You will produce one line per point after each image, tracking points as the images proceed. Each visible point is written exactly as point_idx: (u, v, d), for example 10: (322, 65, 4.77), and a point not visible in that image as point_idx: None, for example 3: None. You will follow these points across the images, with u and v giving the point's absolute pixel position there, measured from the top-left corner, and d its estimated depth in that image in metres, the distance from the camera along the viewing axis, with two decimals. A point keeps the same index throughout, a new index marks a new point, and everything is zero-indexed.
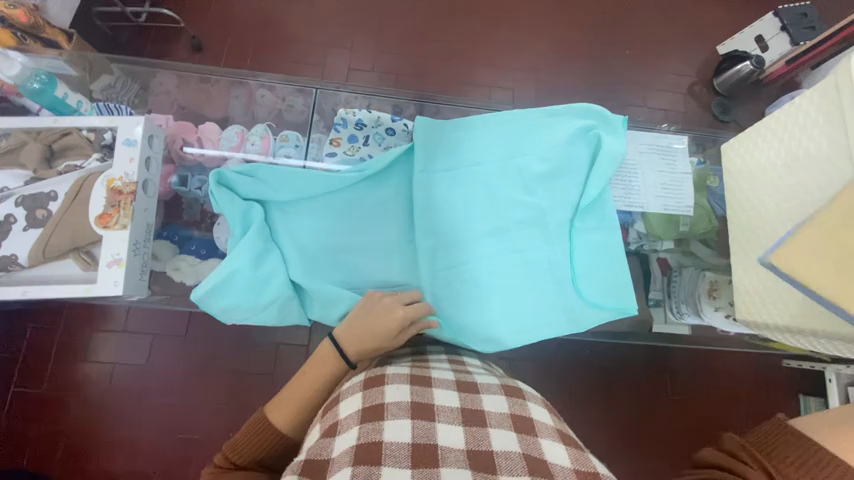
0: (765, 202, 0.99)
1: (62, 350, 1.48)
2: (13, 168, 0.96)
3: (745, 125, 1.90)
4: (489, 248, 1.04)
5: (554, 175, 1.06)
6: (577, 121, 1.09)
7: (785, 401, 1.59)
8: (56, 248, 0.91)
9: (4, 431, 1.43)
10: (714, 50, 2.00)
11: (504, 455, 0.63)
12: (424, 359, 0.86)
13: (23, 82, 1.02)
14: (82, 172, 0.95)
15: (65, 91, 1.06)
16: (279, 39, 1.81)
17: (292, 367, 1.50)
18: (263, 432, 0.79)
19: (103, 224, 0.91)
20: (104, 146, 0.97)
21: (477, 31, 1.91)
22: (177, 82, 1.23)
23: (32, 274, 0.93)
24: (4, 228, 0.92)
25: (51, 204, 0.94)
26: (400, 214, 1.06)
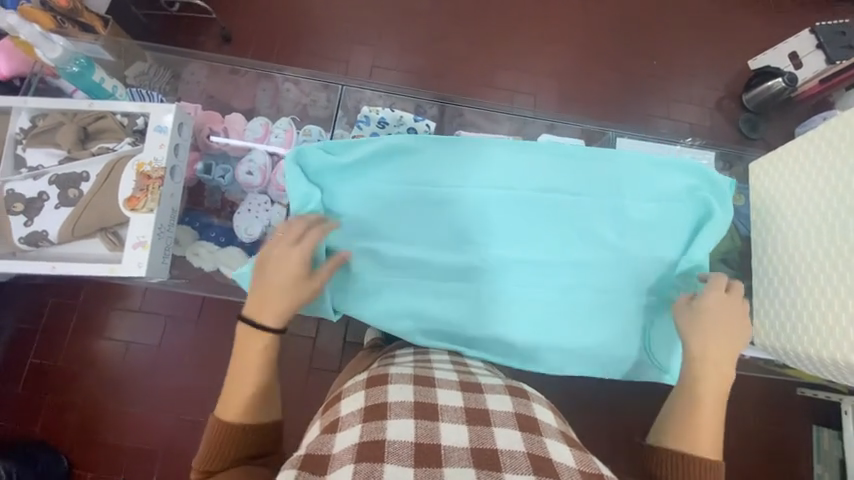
0: (795, 226, 0.96)
1: (80, 326, 1.53)
2: (49, 147, 1.00)
3: (772, 144, 1.86)
4: (522, 263, 1.03)
5: (646, 225, 1.06)
6: (687, 178, 1.07)
7: (796, 429, 1.55)
8: (85, 227, 0.95)
9: (19, 400, 1.48)
10: (744, 65, 1.96)
11: (508, 453, 0.62)
12: (427, 359, 0.87)
13: (62, 65, 1.02)
14: (114, 155, 0.99)
15: (102, 76, 1.09)
16: (306, 33, 1.83)
17: (298, 357, 1.53)
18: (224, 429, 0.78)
19: (131, 207, 0.94)
20: (136, 131, 1.00)
21: (503, 35, 1.91)
22: (207, 72, 1.25)
23: (60, 251, 0.96)
24: (37, 205, 0.96)
25: (83, 184, 0.98)
26: (462, 231, 1.03)
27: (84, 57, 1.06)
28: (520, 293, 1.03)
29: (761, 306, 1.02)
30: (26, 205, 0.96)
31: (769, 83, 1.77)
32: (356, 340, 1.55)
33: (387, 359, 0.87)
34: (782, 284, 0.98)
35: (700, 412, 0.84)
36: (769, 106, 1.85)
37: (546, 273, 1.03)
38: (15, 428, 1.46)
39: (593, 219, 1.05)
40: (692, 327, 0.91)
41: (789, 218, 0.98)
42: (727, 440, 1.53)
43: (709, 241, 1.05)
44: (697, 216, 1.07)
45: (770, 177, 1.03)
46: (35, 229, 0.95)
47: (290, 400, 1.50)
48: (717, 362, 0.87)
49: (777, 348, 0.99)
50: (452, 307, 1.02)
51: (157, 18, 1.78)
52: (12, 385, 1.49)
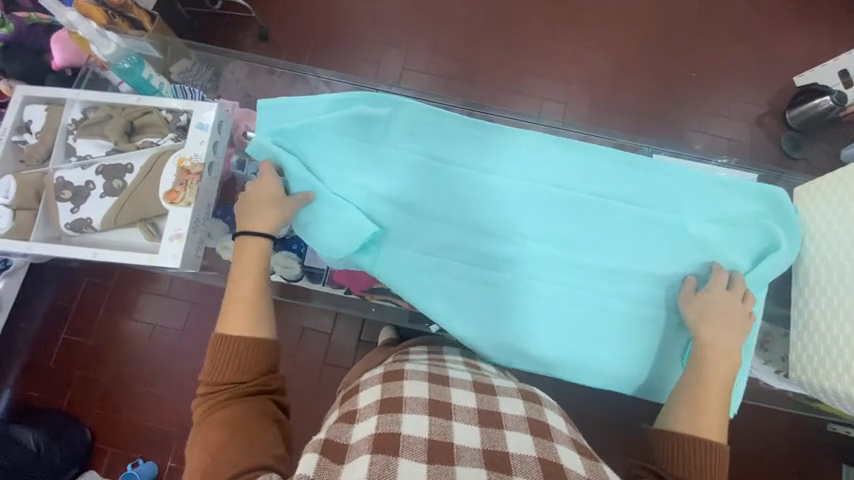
0: (838, 259, 0.92)
1: (110, 306, 1.60)
2: (98, 139, 1.05)
3: (816, 165, 1.78)
4: (544, 269, 1.03)
5: (698, 241, 1.02)
6: (755, 205, 1.03)
7: (825, 467, 1.47)
8: (127, 217, 0.99)
9: (51, 372, 1.55)
10: (790, 82, 1.87)
11: (518, 457, 0.61)
12: (441, 358, 0.86)
13: (115, 61, 1.07)
14: (157, 149, 1.02)
15: (150, 73, 1.14)
16: (339, 33, 1.86)
17: (313, 352, 1.55)
18: (223, 352, 0.77)
19: (171, 200, 0.98)
20: (178, 127, 1.05)
21: (536, 41, 1.89)
22: (247, 71, 1.29)
23: (103, 239, 1.02)
24: (84, 193, 1.01)
25: (127, 176, 1.02)
26: (490, 224, 1.03)
27: (135, 54, 1.10)
28: (540, 299, 1.03)
29: (800, 339, 0.98)
30: (74, 192, 1.01)
31: (815, 101, 1.70)
32: (371, 340, 1.56)
33: (402, 356, 0.87)
34: (824, 315, 0.93)
35: (704, 373, 0.84)
36: (814, 125, 1.77)
37: (570, 281, 1.03)
38: (45, 398, 1.53)
39: (626, 230, 1.03)
40: (702, 313, 0.91)
41: (834, 250, 0.94)
42: (747, 471, 1.46)
43: (771, 271, 0.99)
44: (762, 246, 1.01)
45: (819, 206, 0.99)
46: (81, 216, 1.00)
47: (303, 393, 1.52)
48: (726, 350, 0.86)
49: (814, 383, 0.94)
50: (469, 306, 1.02)
51: (200, 15, 1.85)
52: (45, 358, 1.57)
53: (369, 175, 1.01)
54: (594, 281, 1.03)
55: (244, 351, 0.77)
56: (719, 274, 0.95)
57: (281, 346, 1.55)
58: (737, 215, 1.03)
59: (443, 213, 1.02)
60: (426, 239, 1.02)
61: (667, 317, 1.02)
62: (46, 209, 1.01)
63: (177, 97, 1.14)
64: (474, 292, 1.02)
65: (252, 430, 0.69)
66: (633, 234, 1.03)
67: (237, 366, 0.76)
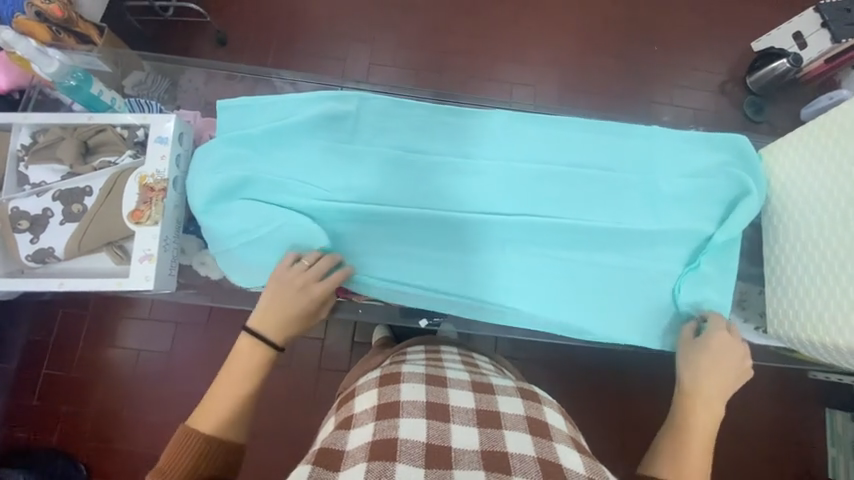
0: (806, 213, 0.96)
1: (90, 334, 1.54)
2: (52, 163, 0.99)
3: (778, 127, 1.84)
4: (527, 247, 1.03)
5: (670, 196, 1.05)
6: (718, 155, 1.07)
7: (809, 414, 1.54)
8: (92, 243, 0.95)
9: (34, 410, 1.49)
10: (748, 47, 1.92)
11: (518, 456, 0.63)
12: (438, 357, 0.87)
13: (60, 79, 1.02)
14: (116, 168, 0.99)
15: (100, 89, 1.07)
16: (301, 33, 1.82)
17: (307, 359, 1.54)
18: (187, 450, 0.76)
19: (136, 220, 0.94)
20: (137, 143, 1.00)
21: (500, 26, 1.88)
22: (205, 78, 1.24)
23: (67, 267, 0.97)
24: (43, 221, 0.97)
25: (86, 199, 0.98)
26: (465, 201, 1.02)
27: (81, 70, 1.05)
28: (526, 277, 1.02)
29: (775, 295, 1.02)
30: (32, 222, 0.96)
31: (773, 64, 1.75)
32: (364, 340, 1.55)
33: (398, 357, 0.87)
34: (796, 269, 0.97)
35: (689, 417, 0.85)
36: (774, 87, 1.82)
37: (554, 257, 1.03)
38: (31, 437, 1.48)
39: (605, 201, 1.04)
40: (699, 359, 0.90)
41: (801, 207, 0.97)
42: (738, 426, 1.52)
43: (745, 217, 1.01)
44: (731, 194, 1.04)
45: (785, 165, 1.02)
46: (41, 246, 0.96)
47: (301, 401, 1.51)
48: (711, 395, 0.86)
49: (788, 336, 0.99)
50: (455, 292, 1.02)
51: (151, 24, 1.77)
52: (27, 396, 1.50)
53: (342, 172, 1.00)
54: (578, 254, 1.03)
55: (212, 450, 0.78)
56: (716, 321, 0.95)
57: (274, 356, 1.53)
58: (704, 167, 1.06)
59: (421, 202, 1.02)
60: (406, 229, 1.01)
61: (648, 275, 1.03)
62: (3, 242, 0.96)
63: (132, 111, 1.09)
64: (454, 269, 1.02)
65: None
66: (611, 204, 1.04)
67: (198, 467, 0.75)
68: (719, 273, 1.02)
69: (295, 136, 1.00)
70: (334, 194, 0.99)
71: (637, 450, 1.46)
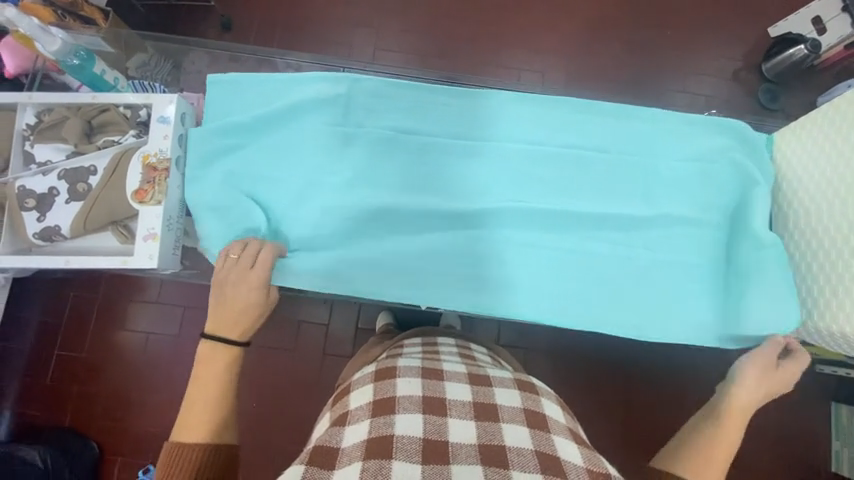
0: (815, 202, 0.95)
1: (100, 317, 1.57)
2: (57, 143, 1.01)
3: (793, 114, 1.80)
4: (526, 231, 1.01)
5: (668, 179, 1.03)
6: (719, 136, 1.05)
7: (815, 407, 1.53)
8: (97, 222, 0.97)
9: (47, 389, 1.54)
10: (764, 33, 1.87)
11: (516, 450, 0.64)
12: (435, 350, 0.87)
13: (63, 58, 1.01)
14: (119, 148, 0.99)
15: (103, 68, 1.08)
16: (306, 17, 1.80)
17: (312, 343, 1.56)
18: (177, 463, 0.75)
19: (140, 200, 0.95)
20: (140, 123, 1.02)
21: (508, 10, 1.85)
22: (208, 60, 1.24)
23: (73, 245, 0.99)
24: (49, 200, 0.98)
25: (91, 178, 0.99)
26: (459, 184, 1.02)
27: (83, 48, 1.04)
28: (528, 262, 1.00)
29: None
30: (38, 200, 0.98)
31: (790, 50, 1.71)
32: (368, 326, 1.57)
33: (396, 350, 0.87)
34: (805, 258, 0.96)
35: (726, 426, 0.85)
36: (789, 75, 1.78)
37: (555, 242, 1.01)
38: (45, 415, 1.52)
39: (602, 186, 1.03)
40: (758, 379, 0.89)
41: (811, 193, 0.96)
42: None
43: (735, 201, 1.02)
44: (733, 177, 1.03)
45: (795, 149, 1.00)
46: (48, 224, 0.97)
47: (306, 385, 1.53)
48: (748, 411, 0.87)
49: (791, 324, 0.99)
50: (456, 277, 1.00)
51: (157, 8, 1.76)
52: (40, 376, 1.55)
53: (335, 155, 1.00)
54: (579, 239, 1.02)
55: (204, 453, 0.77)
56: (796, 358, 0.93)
57: (279, 341, 1.55)
58: (705, 150, 1.04)
59: (417, 185, 1.01)
60: (400, 211, 1.00)
61: (648, 259, 1.01)
62: (12, 221, 0.98)
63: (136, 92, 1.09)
64: (449, 252, 1.00)
65: None
66: (608, 188, 1.03)
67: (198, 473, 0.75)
68: (726, 258, 1.01)
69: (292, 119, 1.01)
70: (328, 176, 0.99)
71: (639, 439, 1.47)
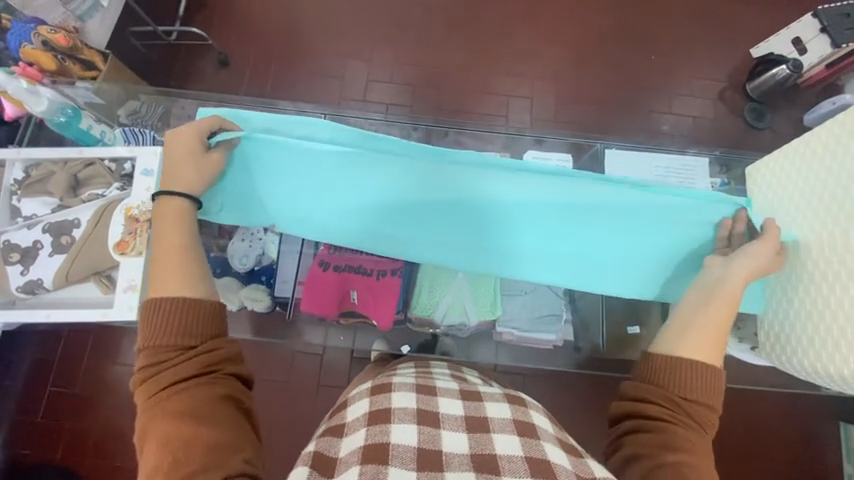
0: (793, 233, 0.91)
1: (93, 353, 1.57)
2: (43, 196, 1.03)
3: (781, 132, 1.83)
4: (542, 267, 1.01)
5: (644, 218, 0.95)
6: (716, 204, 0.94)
7: (823, 427, 1.50)
8: (79, 273, 0.97)
9: (38, 427, 1.52)
10: (747, 54, 1.92)
11: (507, 458, 0.63)
12: (428, 369, 0.85)
13: (50, 116, 1.08)
14: (103, 200, 1.01)
15: (89, 124, 1.12)
16: (300, 51, 1.86)
17: (307, 374, 1.54)
18: (158, 322, 0.71)
19: (121, 251, 0.96)
20: (124, 175, 1.02)
21: (496, 39, 1.90)
22: (198, 106, 1.24)
23: (57, 297, 1.00)
24: (33, 253, 0.99)
25: (74, 231, 1.00)
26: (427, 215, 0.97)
27: (70, 106, 1.10)
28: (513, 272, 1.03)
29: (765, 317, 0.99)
30: (22, 254, 0.99)
31: (773, 70, 1.74)
32: (363, 355, 1.55)
33: (390, 370, 0.86)
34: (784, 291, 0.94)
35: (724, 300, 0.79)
36: (774, 94, 1.82)
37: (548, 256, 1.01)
38: (36, 454, 1.50)
39: (622, 224, 0.96)
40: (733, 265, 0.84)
41: (789, 225, 0.92)
42: (749, 441, 1.48)
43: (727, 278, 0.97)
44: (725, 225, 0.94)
45: (767, 183, 0.99)
46: (31, 278, 0.98)
47: (302, 416, 1.51)
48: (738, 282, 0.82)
49: (783, 360, 0.97)
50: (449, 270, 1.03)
51: (156, 48, 1.82)
52: (32, 413, 1.53)
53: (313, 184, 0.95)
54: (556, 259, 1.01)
55: (176, 312, 0.71)
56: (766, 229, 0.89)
57: (274, 372, 1.54)
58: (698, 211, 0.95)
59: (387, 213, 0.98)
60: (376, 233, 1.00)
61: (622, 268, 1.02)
62: None
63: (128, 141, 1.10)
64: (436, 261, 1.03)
65: (209, 415, 0.65)
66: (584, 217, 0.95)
67: (177, 329, 0.71)
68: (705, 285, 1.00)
69: (287, 158, 0.92)
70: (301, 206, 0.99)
71: None
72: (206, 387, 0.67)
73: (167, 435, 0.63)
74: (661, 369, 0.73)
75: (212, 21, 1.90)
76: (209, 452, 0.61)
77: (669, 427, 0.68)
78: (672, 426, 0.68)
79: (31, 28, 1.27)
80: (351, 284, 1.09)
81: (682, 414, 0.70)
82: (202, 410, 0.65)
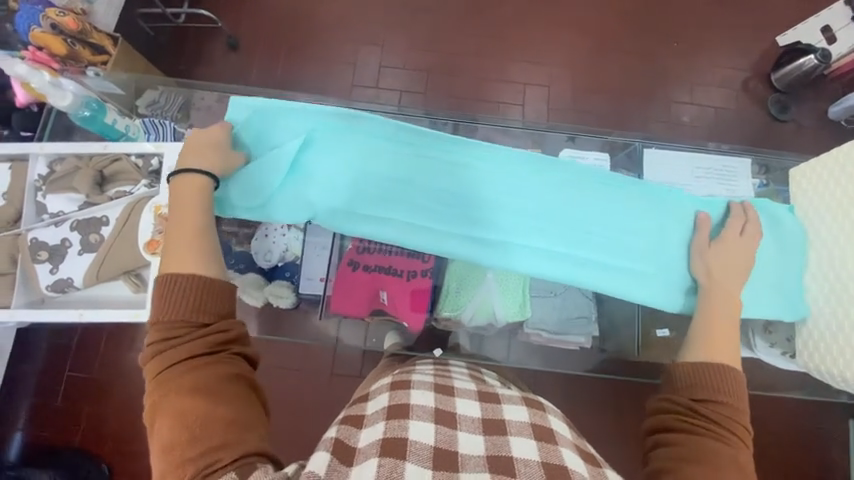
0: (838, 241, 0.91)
1: (109, 339, 1.58)
2: (69, 193, 1.01)
3: (804, 125, 1.78)
4: (544, 258, 0.94)
5: (646, 203, 0.97)
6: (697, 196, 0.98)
7: (830, 424, 1.51)
8: (109, 271, 0.97)
9: (56, 412, 1.54)
10: (773, 43, 1.85)
11: (523, 461, 0.62)
12: (445, 368, 0.85)
13: (75, 111, 1.01)
14: (131, 198, 1.00)
15: (113, 118, 1.06)
16: (311, 36, 1.81)
17: (320, 363, 1.55)
18: (174, 296, 0.71)
19: (151, 251, 0.96)
20: (151, 172, 1.01)
21: (513, 24, 1.84)
22: (218, 96, 1.20)
23: (85, 295, 1.00)
24: (62, 251, 0.99)
25: (103, 229, 1.00)
26: (438, 192, 0.95)
27: (95, 99, 1.03)
28: (531, 255, 0.94)
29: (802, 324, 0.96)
30: (51, 252, 0.99)
31: (799, 61, 1.69)
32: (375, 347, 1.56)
33: (408, 366, 0.86)
34: (827, 300, 0.92)
35: (722, 292, 0.86)
36: (799, 85, 1.77)
37: (564, 237, 0.95)
38: (55, 437, 1.53)
39: (625, 223, 0.96)
40: (718, 253, 0.90)
41: (832, 233, 0.92)
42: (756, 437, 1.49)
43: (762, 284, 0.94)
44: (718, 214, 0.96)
45: (805, 190, 0.98)
46: (62, 276, 0.98)
47: (314, 405, 1.53)
48: (733, 268, 0.88)
49: (821, 370, 0.93)
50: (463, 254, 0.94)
51: (164, 30, 1.78)
52: (50, 399, 1.55)
53: (326, 165, 0.93)
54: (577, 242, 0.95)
55: (187, 288, 0.71)
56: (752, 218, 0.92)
57: (287, 362, 1.55)
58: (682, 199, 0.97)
59: (399, 190, 0.94)
60: (385, 210, 0.94)
61: (642, 259, 0.95)
62: (25, 273, 0.99)
63: (152, 136, 1.08)
64: (448, 243, 0.93)
65: (223, 392, 0.65)
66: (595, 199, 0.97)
67: (194, 302, 0.71)
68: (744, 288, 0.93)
69: (308, 146, 0.93)
70: (306, 187, 0.92)
71: None
72: (219, 367, 0.67)
73: (182, 413, 0.62)
74: (679, 373, 0.76)
75: (220, 3, 1.84)
76: (226, 428, 0.61)
77: (693, 436, 0.67)
78: (699, 436, 0.67)
79: (40, 11, 1.23)
80: (380, 285, 1.09)
81: (707, 423, 0.69)
82: (216, 389, 0.65)
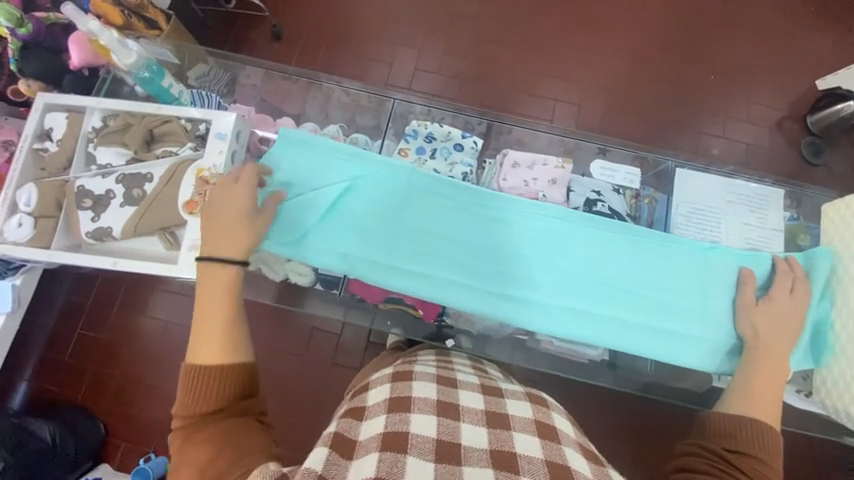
0: None
1: (124, 302, 1.62)
2: (118, 147, 1.07)
3: (837, 171, 1.74)
4: (566, 312, 0.99)
5: (658, 262, 1.02)
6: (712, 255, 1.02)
7: None
8: (146, 226, 1.01)
9: (64, 366, 1.58)
10: (812, 85, 1.83)
11: (526, 458, 0.62)
12: (448, 359, 0.87)
13: (136, 70, 1.09)
14: (176, 158, 1.04)
15: (170, 82, 1.15)
16: (352, 33, 1.86)
17: (323, 351, 1.56)
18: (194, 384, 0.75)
19: (189, 210, 0.99)
20: (197, 136, 1.06)
21: (551, 40, 1.86)
22: (263, 76, 1.27)
23: (121, 246, 1.04)
24: (105, 202, 1.03)
25: (146, 185, 1.03)
26: (465, 238, 1.02)
27: (155, 62, 1.13)
28: (556, 306, 0.99)
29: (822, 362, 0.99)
30: (94, 201, 1.03)
31: (838, 105, 1.67)
32: (379, 341, 1.57)
33: (410, 357, 0.87)
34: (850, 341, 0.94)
35: (771, 354, 0.88)
36: (835, 130, 1.74)
37: (586, 292, 1.00)
38: (60, 390, 1.57)
39: (656, 286, 1.01)
40: (755, 315, 0.93)
41: None
42: None
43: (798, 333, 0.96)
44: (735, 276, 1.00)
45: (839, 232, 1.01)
46: (101, 225, 1.02)
47: (312, 392, 1.54)
48: (780, 332, 0.89)
49: (838, 408, 0.97)
50: (495, 304, 1.00)
51: (213, 14, 1.85)
52: (60, 352, 1.59)
53: (363, 207, 1.01)
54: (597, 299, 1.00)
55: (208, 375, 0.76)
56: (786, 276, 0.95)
57: (291, 346, 1.57)
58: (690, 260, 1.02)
59: (428, 238, 1.01)
60: (419, 258, 1.00)
61: (659, 319, 1.00)
62: (69, 218, 1.05)
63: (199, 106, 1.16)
64: (480, 290, 1.00)
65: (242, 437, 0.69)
66: (608, 260, 1.02)
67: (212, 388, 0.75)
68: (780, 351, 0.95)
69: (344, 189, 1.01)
70: (347, 226, 1.01)
71: None
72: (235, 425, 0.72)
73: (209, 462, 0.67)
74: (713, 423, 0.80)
75: None
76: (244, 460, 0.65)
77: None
78: None
79: None
80: None
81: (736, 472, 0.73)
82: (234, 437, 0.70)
